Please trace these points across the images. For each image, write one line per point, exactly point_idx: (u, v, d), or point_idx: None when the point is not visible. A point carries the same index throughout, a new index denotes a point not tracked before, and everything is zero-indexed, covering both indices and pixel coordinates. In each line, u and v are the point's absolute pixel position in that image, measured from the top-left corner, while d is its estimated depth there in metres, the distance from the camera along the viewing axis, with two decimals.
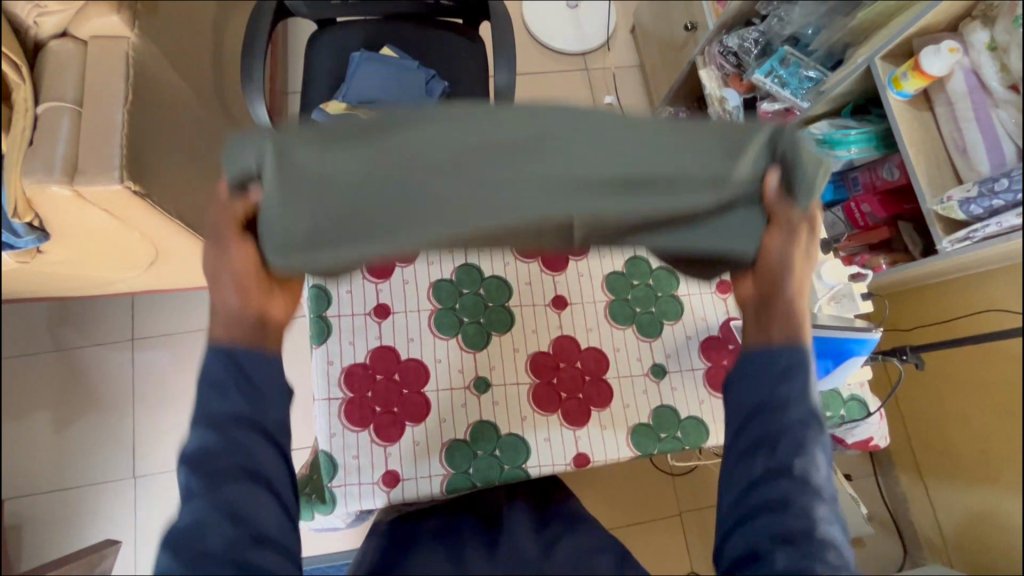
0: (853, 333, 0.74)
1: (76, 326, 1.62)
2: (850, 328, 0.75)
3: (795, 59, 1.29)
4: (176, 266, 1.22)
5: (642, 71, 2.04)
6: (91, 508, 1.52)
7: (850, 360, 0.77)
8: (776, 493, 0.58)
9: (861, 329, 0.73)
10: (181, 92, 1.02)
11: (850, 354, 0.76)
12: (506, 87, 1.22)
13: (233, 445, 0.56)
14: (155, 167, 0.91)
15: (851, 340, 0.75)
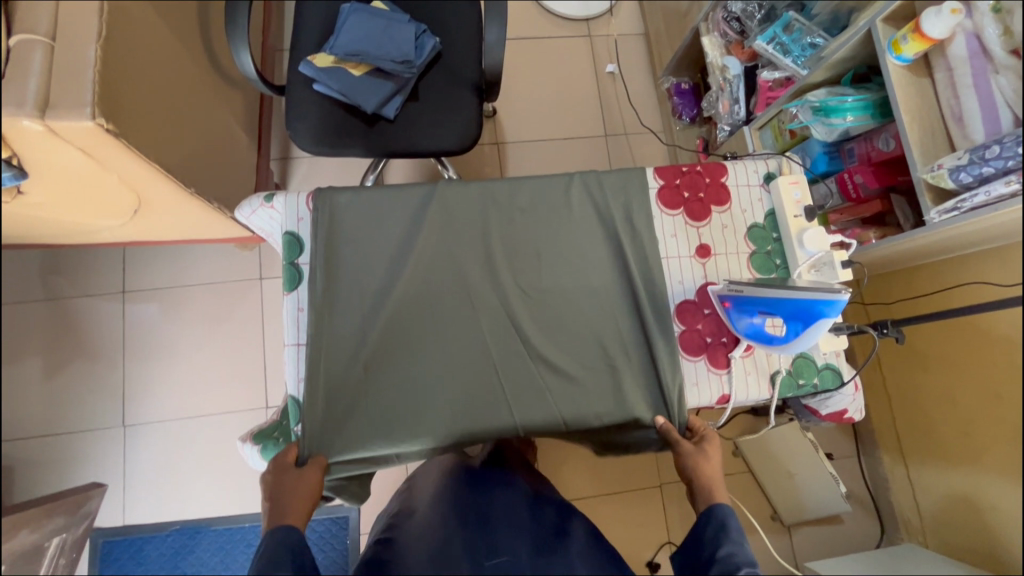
0: (822, 294, 0.72)
1: (68, 276, 1.64)
2: (821, 289, 0.74)
3: (800, 24, 1.25)
4: (160, 217, 1.22)
5: (647, 39, 1.98)
6: (82, 453, 1.56)
7: (819, 323, 0.75)
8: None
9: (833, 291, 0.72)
10: (159, 36, 1.01)
11: (819, 317, 0.75)
12: (497, 44, 1.19)
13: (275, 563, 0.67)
14: (130, 109, 0.90)
15: (821, 302, 0.74)
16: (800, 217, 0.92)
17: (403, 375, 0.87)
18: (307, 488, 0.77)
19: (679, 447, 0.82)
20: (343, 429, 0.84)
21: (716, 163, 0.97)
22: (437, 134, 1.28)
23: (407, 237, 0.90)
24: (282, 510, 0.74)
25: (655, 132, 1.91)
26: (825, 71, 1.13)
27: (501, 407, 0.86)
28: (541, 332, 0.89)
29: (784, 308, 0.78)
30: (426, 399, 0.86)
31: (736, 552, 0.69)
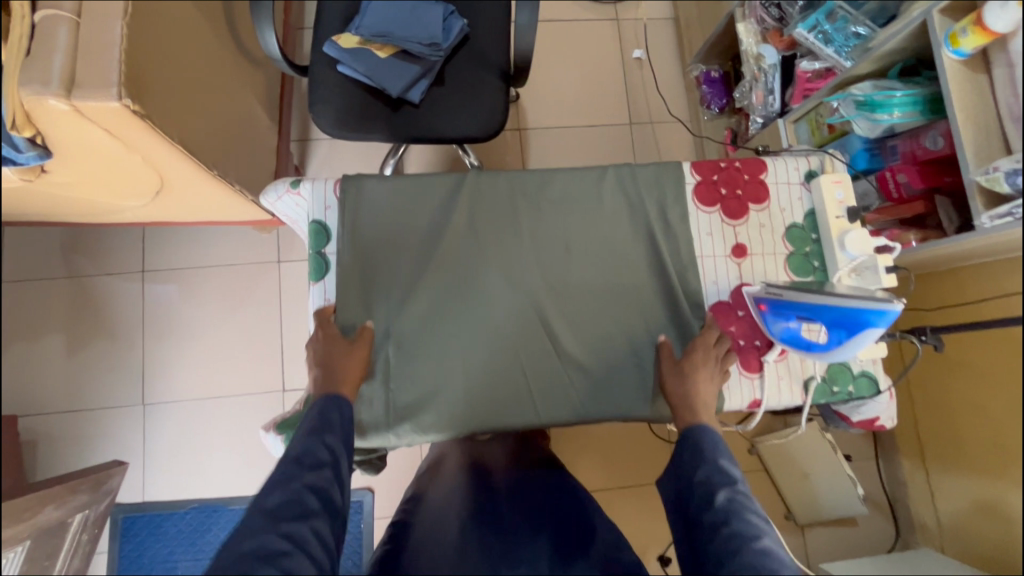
0: (868, 303, 0.69)
1: (89, 254, 1.64)
2: (867, 298, 0.71)
3: (844, 13, 1.19)
4: (182, 198, 1.21)
5: (676, 24, 1.92)
6: (102, 430, 1.58)
7: (865, 334, 0.72)
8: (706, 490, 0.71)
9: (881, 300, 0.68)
10: (183, 13, 0.98)
11: (866, 327, 0.72)
12: (528, 27, 1.15)
13: (323, 422, 0.75)
14: (155, 89, 0.88)
15: (867, 310, 0.70)
16: (842, 218, 0.88)
17: (428, 368, 0.85)
18: (350, 359, 0.81)
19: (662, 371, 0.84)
20: (369, 421, 0.83)
21: (756, 159, 0.92)
22: (462, 120, 1.25)
23: (437, 228, 0.87)
24: (333, 378, 0.79)
25: (681, 122, 1.86)
26: (871, 63, 1.08)
27: (528, 404, 0.85)
28: (571, 329, 0.87)
29: (826, 316, 0.74)
30: (452, 394, 0.84)
31: (712, 474, 0.72)
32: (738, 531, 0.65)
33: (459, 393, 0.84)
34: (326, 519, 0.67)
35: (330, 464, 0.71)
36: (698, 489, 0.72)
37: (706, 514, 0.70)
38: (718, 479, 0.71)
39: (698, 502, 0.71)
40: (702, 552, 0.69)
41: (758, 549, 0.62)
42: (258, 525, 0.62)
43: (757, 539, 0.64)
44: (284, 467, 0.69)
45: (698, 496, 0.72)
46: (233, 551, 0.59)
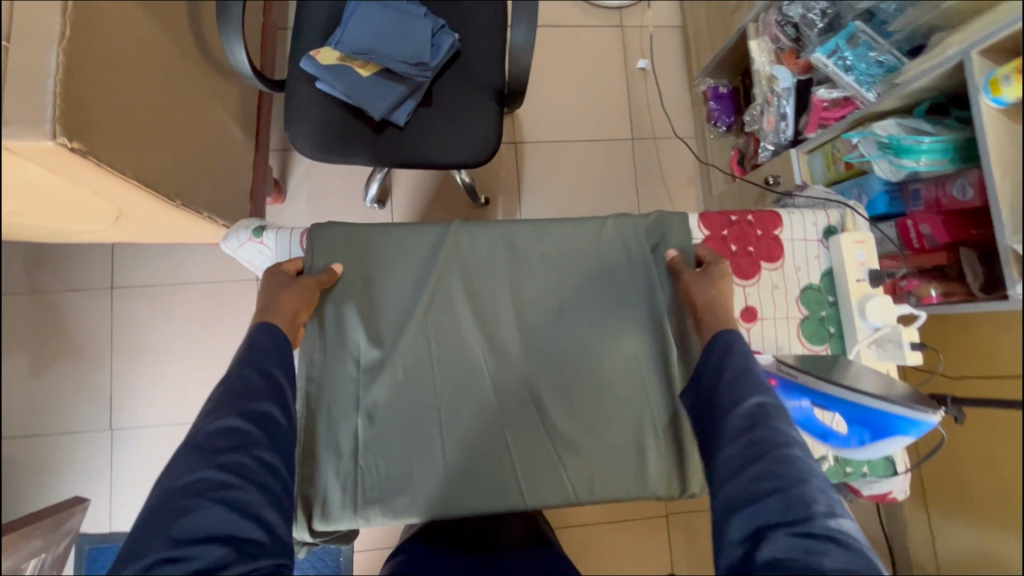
0: (909, 411, 0.67)
1: (53, 269, 1.54)
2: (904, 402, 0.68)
3: (867, 37, 1.10)
4: (145, 225, 1.11)
5: (684, 33, 1.81)
6: (67, 456, 1.50)
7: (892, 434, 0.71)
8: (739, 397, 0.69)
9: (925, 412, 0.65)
10: (136, 28, 0.88)
11: (896, 429, 0.70)
12: (524, 48, 1.06)
13: (257, 353, 0.74)
14: (101, 120, 0.78)
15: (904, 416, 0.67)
16: (863, 281, 0.80)
17: (407, 444, 0.79)
18: (296, 301, 0.77)
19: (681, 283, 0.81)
20: (342, 502, 0.77)
21: (770, 212, 0.84)
22: (451, 144, 1.15)
23: (421, 292, 0.82)
24: (272, 309, 0.77)
25: (685, 138, 1.76)
26: (898, 100, 1.00)
27: (512, 482, 0.79)
28: (560, 398, 0.81)
29: (853, 410, 0.72)
30: (430, 472, 0.78)
31: (743, 375, 0.70)
32: (765, 437, 0.65)
33: (436, 469, 0.78)
34: (270, 447, 0.69)
35: (269, 393, 0.73)
36: (726, 394, 0.70)
37: (726, 417, 0.68)
38: (747, 385, 0.70)
39: (724, 407, 0.69)
40: (716, 448, 0.67)
41: (783, 455, 0.62)
42: (194, 461, 0.64)
43: (787, 447, 0.64)
44: (221, 399, 0.70)
45: (723, 394, 0.70)
46: (167, 489, 0.62)
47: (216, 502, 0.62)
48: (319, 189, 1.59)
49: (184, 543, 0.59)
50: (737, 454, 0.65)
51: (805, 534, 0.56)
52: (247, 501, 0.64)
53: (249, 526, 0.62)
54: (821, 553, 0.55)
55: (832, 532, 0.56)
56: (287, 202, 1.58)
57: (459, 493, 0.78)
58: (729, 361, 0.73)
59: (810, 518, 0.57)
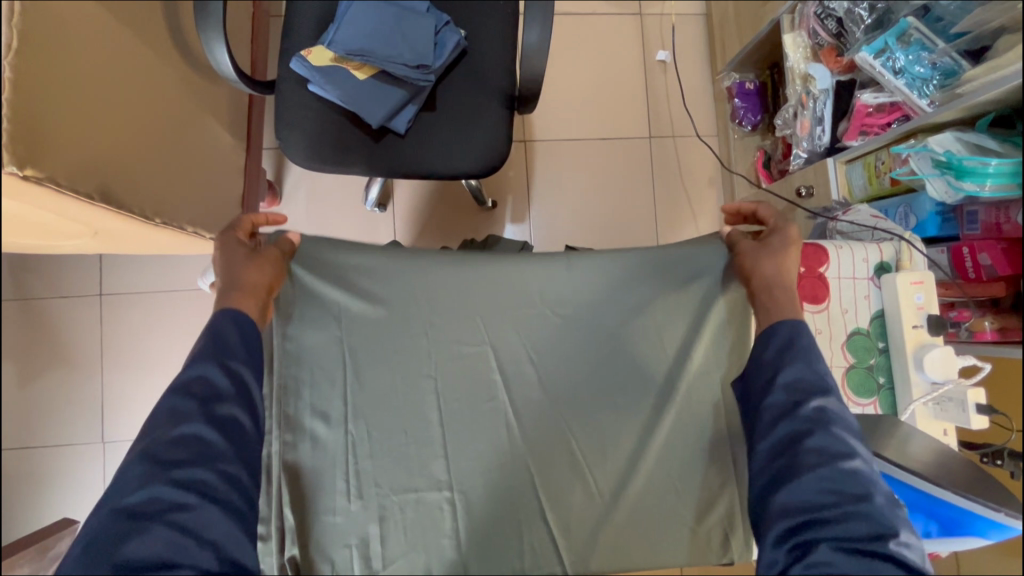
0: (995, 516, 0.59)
1: (40, 274, 1.47)
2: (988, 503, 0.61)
3: (920, 36, 0.99)
4: (127, 242, 1.02)
5: (708, 22, 1.68)
6: (59, 469, 1.45)
7: (966, 535, 0.63)
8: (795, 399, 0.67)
9: (1005, 515, 0.58)
10: (97, 31, 0.78)
11: (971, 530, 0.62)
12: (538, 49, 0.95)
13: (225, 353, 0.69)
14: (58, 141, 0.69)
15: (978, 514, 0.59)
16: (921, 328, 0.71)
17: (403, 426, 0.74)
18: (257, 277, 0.71)
19: (739, 244, 0.74)
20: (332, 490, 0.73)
21: (816, 246, 0.75)
22: (456, 153, 1.05)
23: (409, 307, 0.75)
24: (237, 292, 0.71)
25: (707, 137, 1.65)
26: (957, 111, 0.89)
27: (519, 470, 0.73)
28: (561, 411, 0.75)
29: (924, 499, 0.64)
30: (436, 510, 0.72)
31: (803, 379, 0.67)
32: (826, 448, 0.63)
33: (443, 521, 0.72)
34: (234, 460, 0.67)
35: (235, 396, 0.69)
36: (782, 392, 0.68)
37: (784, 422, 0.66)
38: (806, 390, 0.67)
39: (775, 404, 0.67)
40: (772, 451, 0.65)
41: (846, 470, 0.62)
42: (149, 474, 0.63)
43: (846, 459, 0.63)
44: (181, 406, 0.67)
45: (778, 399, 0.67)
46: (115, 506, 0.61)
47: (165, 527, 0.61)
48: (316, 191, 1.50)
49: (145, 565, 0.59)
50: (794, 463, 0.64)
51: (865, 556, 0.57)
52: (205, 523, 0.62)
53: (199, 552, 0.61)
54: (882, 571, 0.57)
55: (893, 552, 0.58)
56: (283, 203, 1.49)
57: (471, 543, 0.72)
58: (784, 354, 0.69)
59: (876, 535, 0.59)
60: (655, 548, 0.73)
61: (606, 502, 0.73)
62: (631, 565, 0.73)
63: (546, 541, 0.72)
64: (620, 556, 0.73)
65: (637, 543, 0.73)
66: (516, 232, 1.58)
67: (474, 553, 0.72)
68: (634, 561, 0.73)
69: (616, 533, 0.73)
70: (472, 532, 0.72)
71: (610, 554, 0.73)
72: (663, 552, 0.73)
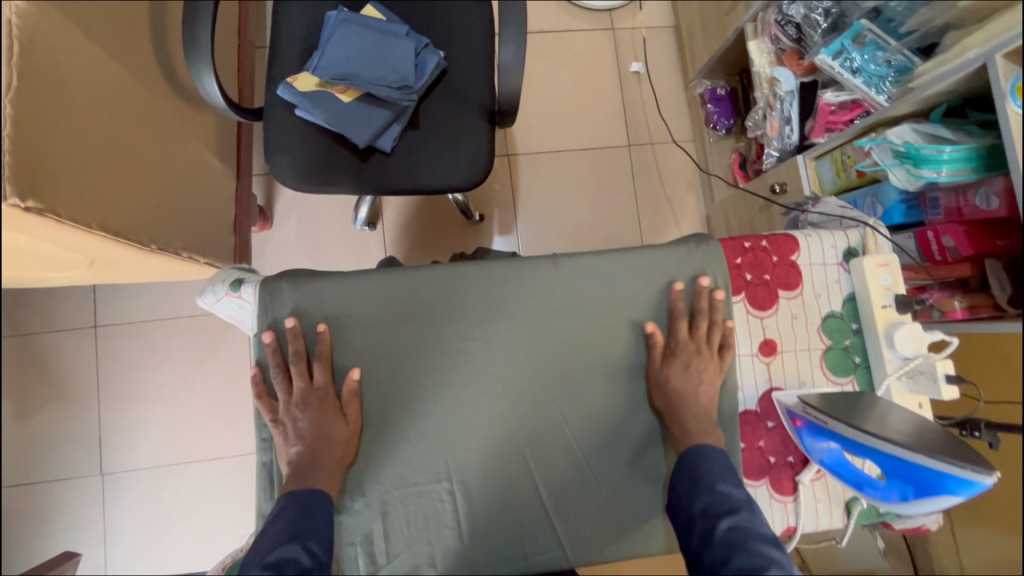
0: (959, 472, 0.58)
1: (34, 309, 1.48)
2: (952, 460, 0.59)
3: (874, 37, 1.05)
4: (123, 269, 1.05)
5: (677, 33, 1.75)
6: (58, 504, 1.44)
7: (941, 497, 0.61)
8: (709, 524, 0.65)
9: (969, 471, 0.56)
10: (91, 66, 0.81)
11: (944, 491, 0.61)
12: (514, 65, 1.00)
13: None
14: (56, 173, 0.72)
15: (951, 476, 0.59)
16: (889, 307, 0.74)
17: (403, 426, 0.74)
18: (334, 433, 0.71)
19: (649, 360, 0.75)
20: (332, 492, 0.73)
21: (786, 235, 0.79)
22: (441, 168, 1.09)
23: (397, 312, 0.74)
24: (321, 454, 0.70)
25: (684, 143, 1.71)
26: (911, 104, 0.94)
27: (518, 461, 0.75)
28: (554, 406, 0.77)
29: (891, 464, 0.63)
30: (438, 510, 0.74)
31: (712, 503, 0.66)
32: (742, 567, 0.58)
33: (446, 520, 0.74)
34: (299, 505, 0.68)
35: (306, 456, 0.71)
36: (699, 525, 0.66)
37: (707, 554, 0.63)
38: (719, 509, 0.65)
39: (699, 537, 0.65)
40: None
41: None
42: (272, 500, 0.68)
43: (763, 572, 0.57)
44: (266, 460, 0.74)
45: (697, 530, 0.65)
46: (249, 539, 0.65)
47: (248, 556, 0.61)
48: (306, 213, 1.53)
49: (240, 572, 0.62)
50: None
51: None
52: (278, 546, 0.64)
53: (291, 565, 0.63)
54: None
55: None
56: (274, 228, 1.52)
57: (475, 538, 0.73)
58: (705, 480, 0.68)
59: None
60: (653, 533, 0.75)
61: (603, 493, 0.75)
62: (632, 551, 0.75)
63: (549, 534, 0.74)
64: (620, 542, 0.75)
65: (635, 528, 0.75)
66: (504, 243, 1.62)
67: (478, 549, 0.73)
68: (635, 546, 0.75)
69: (615, 519, 0.75)
70: (473, 524, 0.74)
71: (611, 541, 0.75)
72: (661, 537, 0.75)
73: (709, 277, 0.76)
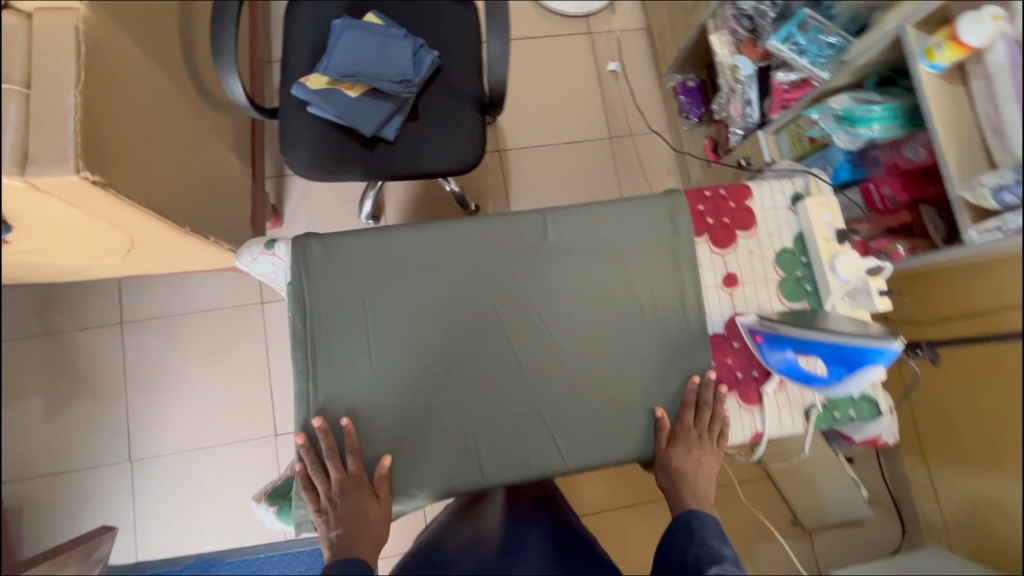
0: (870, 341, 0.68)
1: (64, 309, 1.59)
2: (868, 336, 0.70)
3: (816, 23, 1.19)
4: (155, 254, 1.16)
5: (649, 34, 1.91)
6: (89, 491, 1.53)
7: (867, 369, 0.71)
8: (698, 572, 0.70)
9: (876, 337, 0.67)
10: (135, 68, 0.94)
11: (868, 363, 0.70)
12: (501, 58, 1.13)
13: None
14: (113, 155, 0.84)
15: (870, 348, 0.69)
16: (831, 240, 0.87)
17: (417, 360, 0.84)
18: (369, 512, 0.77)
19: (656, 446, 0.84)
20: (355, 417, 0.82)
21: (741, 185, 0.92)
22: (439, 154, 1.22)
23: (408, 260, 0.85)
24: (358, 533, 0.76)
25: (660, 132, 1.85)
26: (847, 76, 1.08)
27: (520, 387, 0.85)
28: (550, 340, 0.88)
29: (825, 351, 0.74)
30: (450, 432, 0.83)
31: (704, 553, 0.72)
32: None
33: (460, 441, 0.83)
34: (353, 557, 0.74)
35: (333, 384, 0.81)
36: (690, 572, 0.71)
37: None
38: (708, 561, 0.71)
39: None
40: None
41: None
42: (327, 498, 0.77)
43: None
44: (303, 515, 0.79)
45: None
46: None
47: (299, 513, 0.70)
48: (315, 209, 1.65)
49: None
50: None
51: None
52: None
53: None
54: None
55: None
56: (285, 225, 1.64)
57: (485, 456, 0.83)
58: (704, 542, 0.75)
59: None
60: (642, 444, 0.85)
61: (596, 413, 0.85)
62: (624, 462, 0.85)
63: (551, 451, 0.84)
64: (614, 456, 0.85)
65: (626, 442, 0.85)
66: None
67: (488, 465, 0.82)
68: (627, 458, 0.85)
69: (609, 435, 0.85)
70: (483, 442, 0.83)
71: (605, 454, 0.84)
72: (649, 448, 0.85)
73: (676, 221, 0.89)
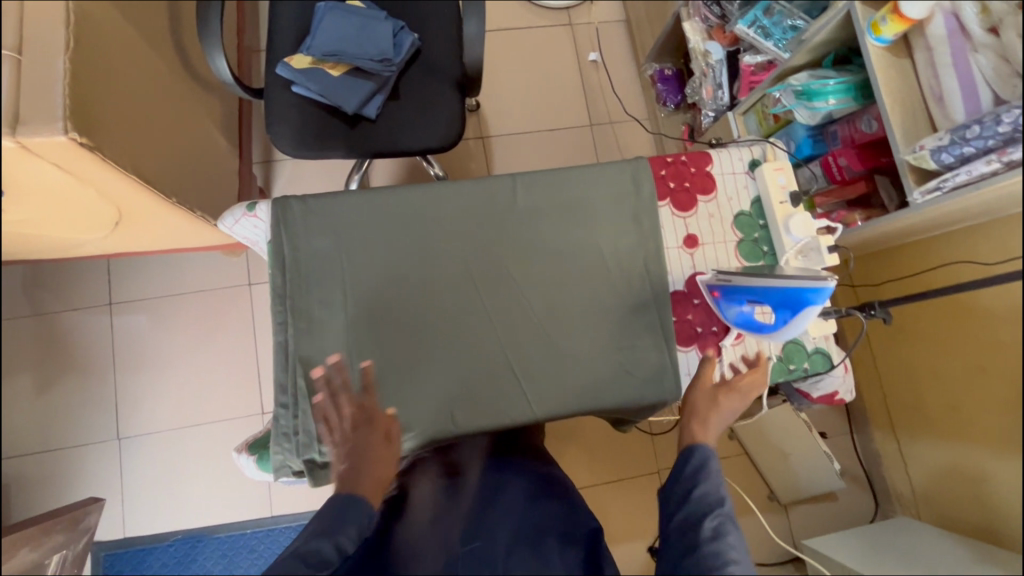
0: (808, 282, 0.76)
1: (53, 290, 1.61)
2: (806, 278, 0.77)
3: (779, 8, 1.24)
4: (144, 228, 1.20)
5: (628, 26, 1.97)
6: (78, 467, 1.55)
7: (807, 311, 0.79)
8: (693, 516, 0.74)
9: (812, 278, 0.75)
10: (123, 41, 0.97)
11: (806, 304, 0.78)
12: (477, 38, 1.18)
13: None
14: (101, 121, 0.88)
15: (808, 290, 0.77)
16: (785, 202, 0.92)
17: (394, 316, 0.88)
18: (376, 451, 0.79)
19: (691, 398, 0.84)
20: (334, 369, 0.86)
21: (701, 152, 0.97)
22: (420, 131, 1.26)
23: (384, 220, 0.89)
24: (366, 473, 0.78)
25: (639, 120, 1.90)
26: (806, 54, 1.14)
27: (491, 342, 0.89)
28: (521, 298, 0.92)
29: (772, 297, 0.81)
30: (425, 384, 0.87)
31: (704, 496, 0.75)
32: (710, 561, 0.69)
33: (433, 392, 0.87)
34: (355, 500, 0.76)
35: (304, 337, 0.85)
36: (686, 513, 0.75)
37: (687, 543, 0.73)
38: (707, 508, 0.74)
39: (683, 523, 0.75)
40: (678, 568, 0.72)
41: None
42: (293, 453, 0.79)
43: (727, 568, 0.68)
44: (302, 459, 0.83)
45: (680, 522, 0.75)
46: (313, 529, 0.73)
47: None
48: None
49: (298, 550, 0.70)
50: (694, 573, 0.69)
51: None
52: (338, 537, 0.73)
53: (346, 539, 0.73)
54: None
55: None
56: None
57: (458, 407, 0.87)
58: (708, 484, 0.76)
59: None
60: (608, 395, 0.89)
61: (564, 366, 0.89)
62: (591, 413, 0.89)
63: (520, 402, 0.88)
64: (581, 407, 0.89)
65: (593, 393, 0.89)
66: None
67: (461, 415, 0.87)
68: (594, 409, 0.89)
69: (576, 386, 0.89)
70: (456, 393, 0.87)
71: (572, 406, 0.89)
72: (615, 400, 0.89)
73: (640, 184, 0.93)
